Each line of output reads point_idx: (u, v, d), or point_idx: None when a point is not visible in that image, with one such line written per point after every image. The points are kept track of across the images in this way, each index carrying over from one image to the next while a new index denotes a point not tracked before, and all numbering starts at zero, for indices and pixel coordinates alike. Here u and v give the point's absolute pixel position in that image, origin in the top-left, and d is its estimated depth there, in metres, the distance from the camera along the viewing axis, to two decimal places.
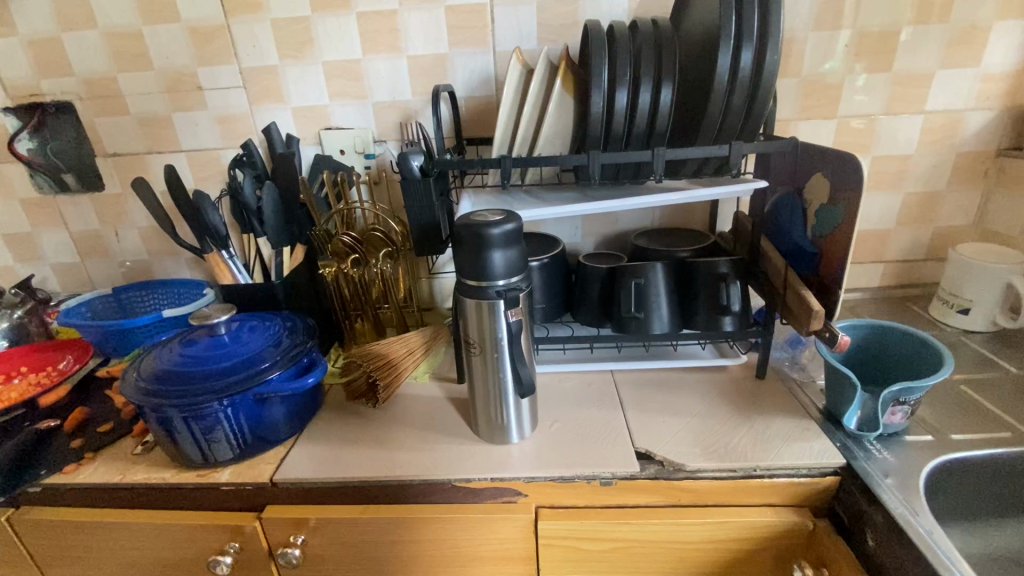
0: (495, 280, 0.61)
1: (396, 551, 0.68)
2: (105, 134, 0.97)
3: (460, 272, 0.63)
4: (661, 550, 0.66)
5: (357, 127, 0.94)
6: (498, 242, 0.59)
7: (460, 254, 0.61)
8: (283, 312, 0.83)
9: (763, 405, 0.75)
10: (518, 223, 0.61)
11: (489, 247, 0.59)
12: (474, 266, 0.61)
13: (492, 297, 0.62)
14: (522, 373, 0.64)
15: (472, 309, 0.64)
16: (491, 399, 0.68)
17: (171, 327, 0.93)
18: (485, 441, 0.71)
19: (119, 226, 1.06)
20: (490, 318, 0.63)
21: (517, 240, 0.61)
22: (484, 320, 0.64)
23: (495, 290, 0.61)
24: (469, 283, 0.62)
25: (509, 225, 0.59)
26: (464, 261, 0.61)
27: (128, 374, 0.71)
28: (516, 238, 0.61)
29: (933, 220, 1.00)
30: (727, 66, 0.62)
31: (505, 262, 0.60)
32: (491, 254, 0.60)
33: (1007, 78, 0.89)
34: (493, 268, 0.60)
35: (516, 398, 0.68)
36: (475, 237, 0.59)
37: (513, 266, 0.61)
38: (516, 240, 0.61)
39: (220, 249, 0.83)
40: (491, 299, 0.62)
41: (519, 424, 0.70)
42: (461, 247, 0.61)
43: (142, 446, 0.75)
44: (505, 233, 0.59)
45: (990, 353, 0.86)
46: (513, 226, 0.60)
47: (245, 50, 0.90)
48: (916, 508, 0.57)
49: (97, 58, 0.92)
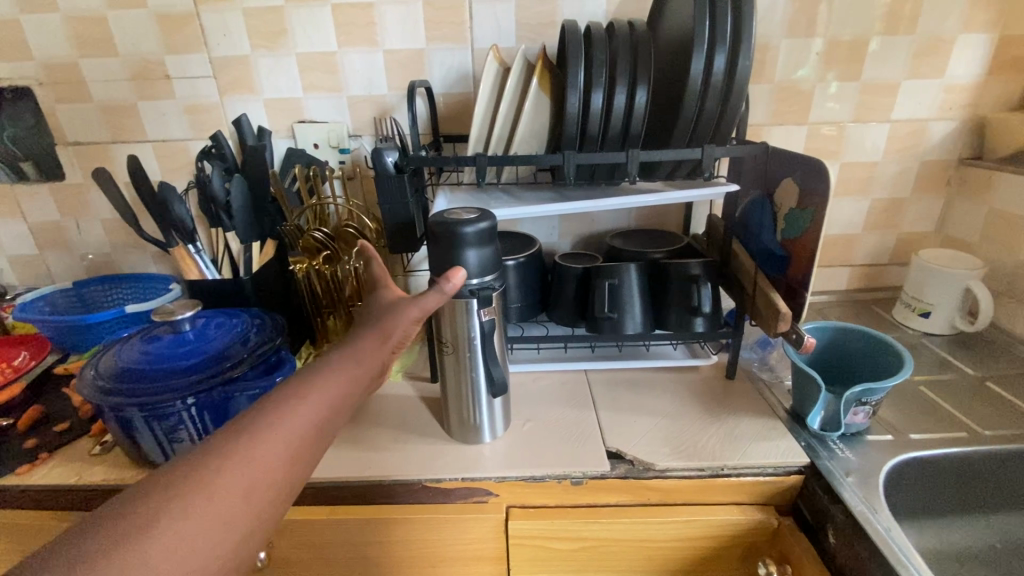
0: (469, 279, 0.61)
1: (366, 551, 0.67)
2: (67, 122, 0.94)
3: (432, 271, 0.62)
4: (631, 548, 0.66)
5: (332, 121, 0.92)
6: (472, 241, 0.59)
7: (433, 252, 0.60)
8: (251, 309, 0.81)
9: (732, 404, 0.76)
10: (492, 221, 0.60)
11: (462, 246, 0.59)
12: (447, 265, 0.60)
13: (466, 297, 0.61)
14: (494, 374, 0.65)
15: (444, 309, 0.63)
16: (464, 399, 0.68)
17: (133, 323, 0.90)
18: (458, 442, 0.71)
19: (81, 218, 1.02)
20: (463, 317, 0.63)
21: (491, 239, 0.61)
22: (456, 317, 0.63)
23: (468, 290, 0.61)
24: None
25: (482, 225, 0.59)
26: (438, 260, 0.60)
27: (85, 372, 0.69)
28: (491, 236, 0.60)
29: (897, 226, 1.03)
30: (699, 70, 0.63)
31: (480, 260, 0.60)
32: (466, 253, 0.59)
33: (970, 89, 0.91)
34: (468, 266, 0.60)
35: (489, 397, 0.68)
36: (449, 236, 0.58)
37: (487, 265, 0.61)
38: (491, 237, 0.60)
39: (185, 242, 0.81)
40: (464, 298, 0.61)
41: (492, 424, 0.70)
42: (434, 245, 0.60)
43: (100, 446, 0.72)
44: (479, 232, 0.59)
45: (949, 356, 0.89)
46: (487, 225, 0.59)
47: (214, 39, 0.87)
48: (876, 505, 0.58)
49: (58, 42, 0.88)
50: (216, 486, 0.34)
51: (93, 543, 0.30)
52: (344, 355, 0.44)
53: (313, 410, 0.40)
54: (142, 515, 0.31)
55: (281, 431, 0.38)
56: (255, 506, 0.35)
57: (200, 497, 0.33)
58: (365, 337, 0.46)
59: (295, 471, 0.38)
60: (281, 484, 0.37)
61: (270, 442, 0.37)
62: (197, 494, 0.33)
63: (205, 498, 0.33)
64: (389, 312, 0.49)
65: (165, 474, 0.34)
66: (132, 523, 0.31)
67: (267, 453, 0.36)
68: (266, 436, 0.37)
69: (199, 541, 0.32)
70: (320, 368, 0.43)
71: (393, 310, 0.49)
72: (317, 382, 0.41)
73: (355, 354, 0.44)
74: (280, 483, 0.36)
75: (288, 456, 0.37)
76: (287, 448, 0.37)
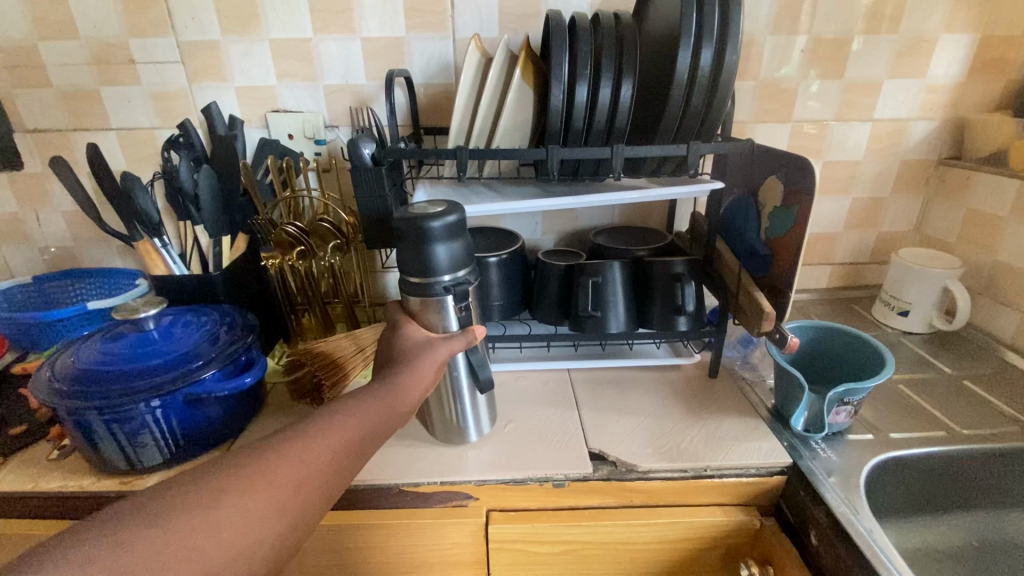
0: (441, 275, 0.58)
1: (340, 557, 0.65)
2: (24, 108, 0.89)
3: (402, 270, 0.60)
4: (613, 551, 0.65)
5: (307, 111, 0.89)
6: (441, 236, 0.56)
7: (402, 249, 0.58)
8: (221, 306, 0.78)
9: (714, 404, 0.75)
10: (462, 214, 0.58)
11: (431, 242, 0.56)
12: (417, 262, 0.57)
13: (438, 293, 0.59)
14: (481, 376, 0.62)
15: (417, 308, 0.60)
16: (445, 397, 0.65)
17: (97, 321, 0.86)
18: (444, 442, 0.68)
19: (41, 209, 0.97)
20: (439, 315, 0.60)
21: (461, 231, 0.58)
22: (429, 321, 0.61)
23: (441, 286, 0.58)
24: (412, 281, 0.59)
25: (451, 217, 0.56)
26: (406, 257, 0.58)
27: (40, 373, 0.65)
28: (460, 228, 0.58)
29: (878, 225, 1.03)
30: (685, 64, 0.62)
31: (450, 255, 0.58)
32: (435, 248, 0.56)
33: (950, 90, 0.92)
34: (438, 262, 0.57)
35: (472, 391, 0.66)
36: (416, 231, 0.55)
37: (457, 259, 0.59)
38: (461, 229, 0.58)
39: (151, 237, 0.77)
40: (437, 294, 0.59)
41: (477, 420, 0.68)
42: (402, 242, 0.57)
43: (58, 451, 0.69)
44: (447, 225, 0.56)
45: (927, 355, 0.90)
46: (456, 217, 0.56)
47: (182, 22, 0.83)
48: (857, 506, 0.58)
49: (12, 22, 0.83)
50: (276, 473, 0.40)
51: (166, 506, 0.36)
52: (384, 385, 0.51)
53: (355, 427, 0.46)
54: (214, 488, 0.38)
55: (328, 441, 0.44)
56: (301, 502, 0.40)
57: (260, 480, 0.39)
58: (404, 372, 0.53)
59: (336, 478, 0.43)
60: (322, 489, 0.42)
61: (317, 450, 0.43)
62: (258, 477, 0.39)
63: (264, 487, 0.39)
64: (423, 349, 0.56)
65: (232, 462, 0.40)
66: (205, 491, 0.37)
67: (315, 457, 0.43)
68: (316, 445, 0.43)
69: (254, 521, 0.37)
70: (364, 394, 0.49)
71: (427, 347, 0.57)
72: (358, 405, 0.48)
73: (393, 385, 0.51)
74: (321, 490, 0.42)
75: (331, 464, 0.43)
76: (331, 457, 0.43)
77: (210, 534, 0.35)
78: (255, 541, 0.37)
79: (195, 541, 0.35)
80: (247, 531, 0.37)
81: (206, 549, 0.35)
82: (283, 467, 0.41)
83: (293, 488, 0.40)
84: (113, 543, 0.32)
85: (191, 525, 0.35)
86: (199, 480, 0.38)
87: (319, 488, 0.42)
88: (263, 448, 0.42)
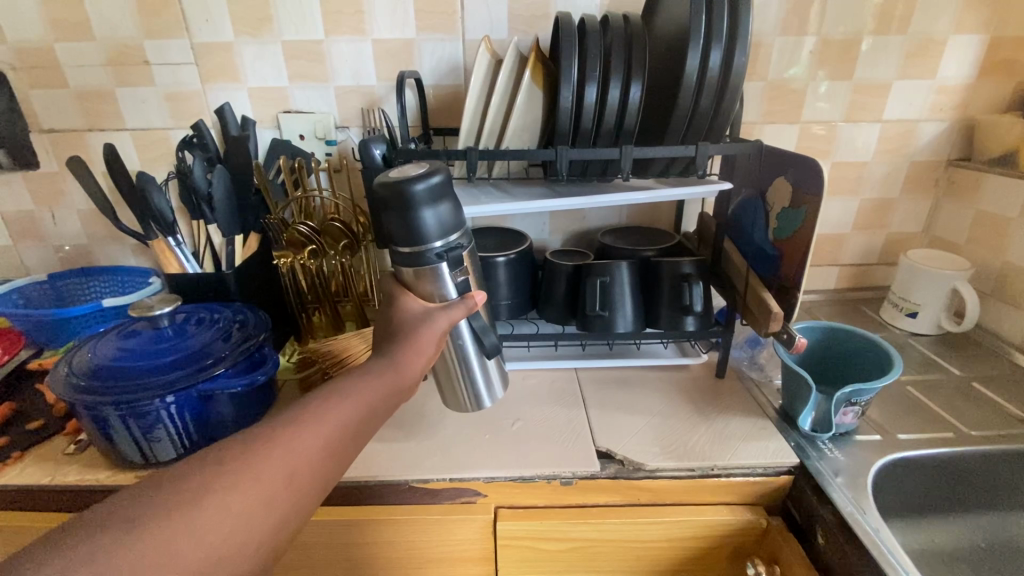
0: (432, 242, 0.53)
1: (350, 552, 0.66)
2: (40, 108, 0.90)
3: (389, 242, 0.55)
4: (620, 549, 0.66)
5: (318, 111, 0.90)
6: (426, 199, 0.51)
7: (385, 219, 0.53)
8: (233, 304, 0.79)
9: (721, 404, 0.76)
10: (446, 173, 0.53)
11: (416, 206, 0.51)
12: (404, 232, 0.53)
13: (432, 261, 0.54)
14: (486, 342, 0.63)
15: (411, 279, 0.56)
16: (455, 365, 0.65)
17: (112, 318, 0.87)
18: (457, 408, 0.69)
19: (56, 208, 0.99)
20: (434, 282, 0.56)
21: (447, 192, 0.53)
22: (425, 291, 0.57)
23: (434, 253, 0.54)
24: (402, 251, 0.54)
25: (434, 178, 0.51)
26: (391, 228, 0.53)
27: (58, 368, 0.66)
28: (446, 189, 0.53)
29: (886, 226, 1.03)
30: (695, 66, 0.62)
31: (439, 220, 0.53)
32: (422, 214, 0.51)
33: (960, 91, 0.92)
34: (427, 228, 0.52)
35: (483, 359, 0.66)
36: (399, 197, 0.50)
37: (448, 223, 0.54)
38: (447, 190, 0.53)
39: (165, 235, 0.79)
40: (431, 262, 0.54)
41: (489, 386, 0.68)
42: (385, 212, 0.52)
43: (75, 445, 0.70)
44: (432, 186, 0.51)
45: (936, 357, 0.89)
46: (439, 177, 0.52)
47: (196, 24, 0.84)
48: (864, 506, 0.58)
49: (30, 24, 0.85)
50: (273, 462, 0.40)
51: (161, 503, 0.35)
52: (383, 364, 0.50)
53: (353, 411, 0.46)
54: (210, 480, 0.37)
55: (325, 425, 0.44)
56: (293, 492, 0.40)
57: (257, 470, 0.39)
58: (401, 350, 0.52)
59: (330, 466, 0.43)
60: (314, 478, 0.42)
61: (309, 438, 0.42)
62: (254, 467, 0.39)
63: (253, 481, 0.39)
64: (422, 322, 0.54)
65: (229, 449, 0.40)
66: (202, 484, 0.37)
67: (313, 442, 0.42)
68: (308, 433, 0.42)
69: (243, 517, 0.37)
70: (362, 374, 0.49)
71: (425, 319, 0.54)
72: (353, 388, 0.47)
73: (392, 363, 0.50)
74: (314, 479, 0.42)
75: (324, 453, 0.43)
76: (324, 445, 0.43)
77: (209, 527, 0.36)
78: (255, 531, 0.38)
79: (196, 536, 0.35)
80: (247, 522, 0.37)
81: (187, 552, 0.34)
82: (280, 455, 0.40)
83: (291, 476, 0.40)
84: (101, 550, 0.32)
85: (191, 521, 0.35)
86: (197, 470, 0.38)
87: (317, 475, 0.42)
88: (260, 433, 0.42)
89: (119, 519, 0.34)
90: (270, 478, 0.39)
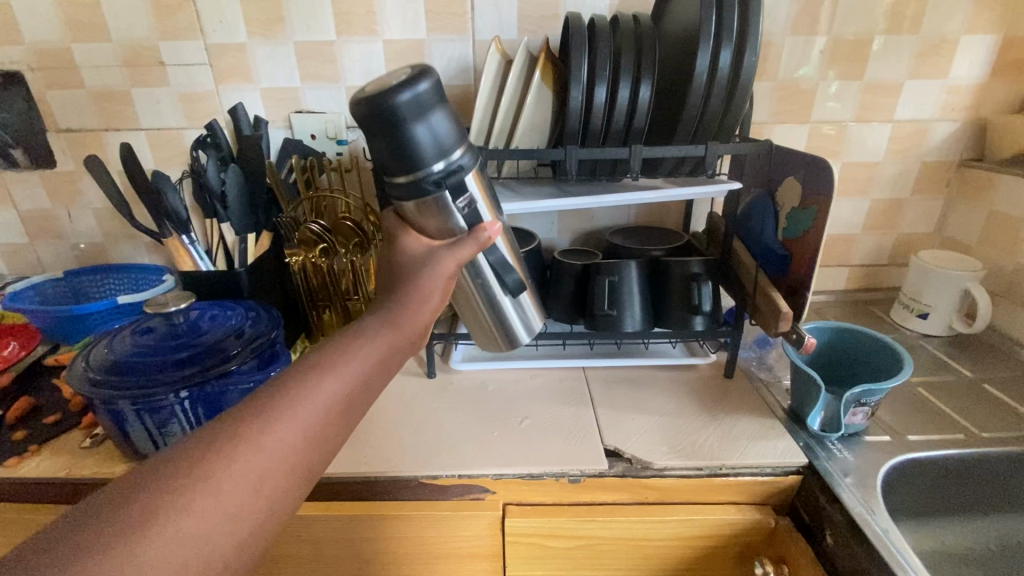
0: (429, 167, 0.47)
1: (360, 547, 0.67)
2: (58, 108, 0.92)
3: (383, 172, 0.49)
4: (627, 548, 0.66)
5: (329, 111, 0.91)
6: (413, 112, 0.44)
7: (373, 145, 0.47)
8: (245, 301, 0.80)
9: (729, 404, 0.76)
10: (435, 77, 0.46)
11: (403, 122, 0.45)
12: (395, 157, 0.47)
13: (433, 191, 0.48)
14: (509, 280, 0.60)
15: (412, 214, 0.51)
16: (479, 305, 0.63)
17: (126, 314, 0.89)
18: (489, 347, 0.69)
19: (72, 206, 1.00)
20: (440, 217, 0.50)
21: (438, 103, 0.46)
22: (427, 226, 0.52)
23: (432, 179, 0.48)
24: (398, 182, 0.48)
25: (420, 86, 0.44)
26: (380, 153, 0.47)
27: (75, 363, 0.67)
28: (436, 98, 0.46)
29: (897, 227, 1.03)
30: (704, 66, 0.62)
31: (433, 138, 0.47)
32: (411, 131, 0.45)
33: (972, 91, 0.91)
34: (421, 149, 0.46)
35: (508, 296, 0.63)
36: (381, 113, 0.44)
37: (444, 142, 0.47)
38: (438, 99, 0.46)
39: (180, 233, 0.80)
40: (431, 193, 0.49)
41: (518, 324, 0.66)
42: (370, 134, 0.46)
43: (91, 439, 0.71)
44: (419, 98, 0.44)
45: (947, 358, 0.89)
46: (427, 85, 0.45)
47: (210, 25, 0.86)
48: (873, 507, 0.58)
49: (49, 26, 0.86)
50: (256, 452, 0.34)
51: (122, 518, 0.29)
52: (380, 323, 0.44)
53: (348, 382, 0.39)
54: (180, 478, 0.31)
55: (314, 401, 0.37)
56: (271, 490, 0.34)
57: (236, 462, 0.33)
58: (403, 299, 0.47)
59: (313, 453, 0.37)
60: (296, 468, 0.35)
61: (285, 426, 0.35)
62: (230, 459, 0.33)
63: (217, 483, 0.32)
64: (425, 265, 0.49)
65: (200, 438, 0.33)
66: (174, 483, 0.31)
67: (299, 423, 0.36)
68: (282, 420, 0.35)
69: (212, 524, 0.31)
70: (350, 343, 0.41)
71: (429, 260, 0.50)
72: (337, 360, 0.40)
73: (391, 322, 0.45)
74: (297, 471, 0.35)
75: (305, 439, 0.36)
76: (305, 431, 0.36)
77: (179, 537, 0.30)
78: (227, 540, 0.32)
79: (166, 549, 0.29)
80: (222, 526, 0.31)
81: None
82: (262, 442, 0.34)
83: (276, 466, 0.34)
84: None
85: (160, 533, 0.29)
86: (164, 466, 0.32)
87: (306, 461, 0.36)
88: (237, 416, 0.35)
89: (73, 536, 0.28)
90: (251, 470, 0.33)
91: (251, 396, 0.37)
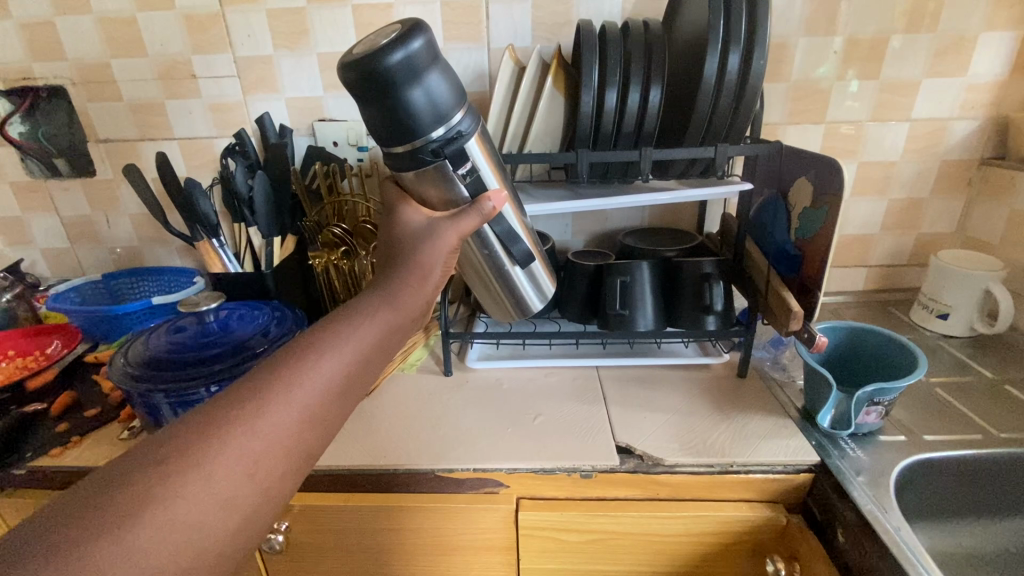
0: (428, 133, 0.50)
1: (379, 538, 0.69)
2: (97, 120, 0.97)
3: (384, 140, 0.52)
4: (640, 542, 0.67)
5: (350, 119, 0.94)
6: (409, 76, 0.46)
7: (373, 111, 0.49)
8: (272, 300, 0.85)
9: (742, 403, 0.76)
10: (427, 36, 0.47)
11: (399, 87, 0.46)
12: (394, 123, 0.49)
13: (432, 160, 0.52)
14: (516, 251, 0.62)
15: (412, 182, 0.55)
16: (489, 276, 0.66)
17: (160, 314, 0.93)
18: (503, 318, 0.72)
19: (110, 212, 1.06)
20: (444, 187, 0.55)
21: (431, 64, 0.48)
22: (431, 197, 0.56)
23: (432, 146, 0.51)
24: (399, 150, 0.52)
25: (412, 48, 0.45)
26: (378, 118, 0.49)
27: (114, 359, 0.71)
28: (430, 59, 0.47)
29: (916, 227, 1.02)
30: (713, 70, 0.64)
31: (431, 102, 0.49)
32: (408, 96, 0.47)
33: (993, 88, 0.90)
34: (420, 114, 0.49)
35: (516, 267, 0.65)
36: (377, 77, 0.46)
37: (441, 108, 0.50)
38: (431, 60, 0.48)
39: (210, 237, 0.84)
40: (432, 163, 0.52)
41: (528, 293, 0.68)
42: (367, 99, 0.48)
43: (129, 431, 0.75)
44: (412, 60, 0.46)
45: (967, 359, 0.87)
46: (418, 47, 0.46)
47: (239, 39, 0.90)
48: (886, 505, 0.58)
49: (91, 43, 0.92)
50: (252, 435, 0.36)
51: (123, 504, 0.31)
52: (378, 302, 0.46)
53: (345, 363, 0.41)
54: (177, 463, 0.33)
55: (310, 384, 0.39)
56: (268, 470, 0.36)
57: (231, 446, 0.35)
58: (399, 283, 0.49)
59: (308, 434, 0.38)
60: (293, 449, 0.38)
61: (280, 410, 0.37)
62: (228, 443, 0.35)
63: (216, 464, 0.34)
64: (426, 241, 0.51)
65: (200, 421, 0.35)
66: (169, 469, 0.33)
67: (296, 406, 0.38)
68: (278, 405, 0.37)
69: (210, 505, 0.33)
70: (346, 326, 0.43)
71: (431, 237, 0.52)
72: (332, 343, 0.42)
73: (390, 300, 0.47)
74: (294, 451, 0.38)
75: (301, 422, 0.38)
76: (300, 413, 0.38)
77: (179, 518, 0.32)
78: (226, 520, 0.34)
79: (165, 531, 0.31)
80: (221, 507, 0.34)
81: (148, 555, 0.31)
82: (259, 426, 0.36)
83: (271, 450, 0.36)
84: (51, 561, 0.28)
85: (156, 516, 0.31)
86: (161, 451, 0.34)
87: (303, 443, 0.38)
88: (231, 401, 0.37)
89: (81, 518, 0.30)
90: (247, 452, 0.35)
91: (247, 380, 0.39)
